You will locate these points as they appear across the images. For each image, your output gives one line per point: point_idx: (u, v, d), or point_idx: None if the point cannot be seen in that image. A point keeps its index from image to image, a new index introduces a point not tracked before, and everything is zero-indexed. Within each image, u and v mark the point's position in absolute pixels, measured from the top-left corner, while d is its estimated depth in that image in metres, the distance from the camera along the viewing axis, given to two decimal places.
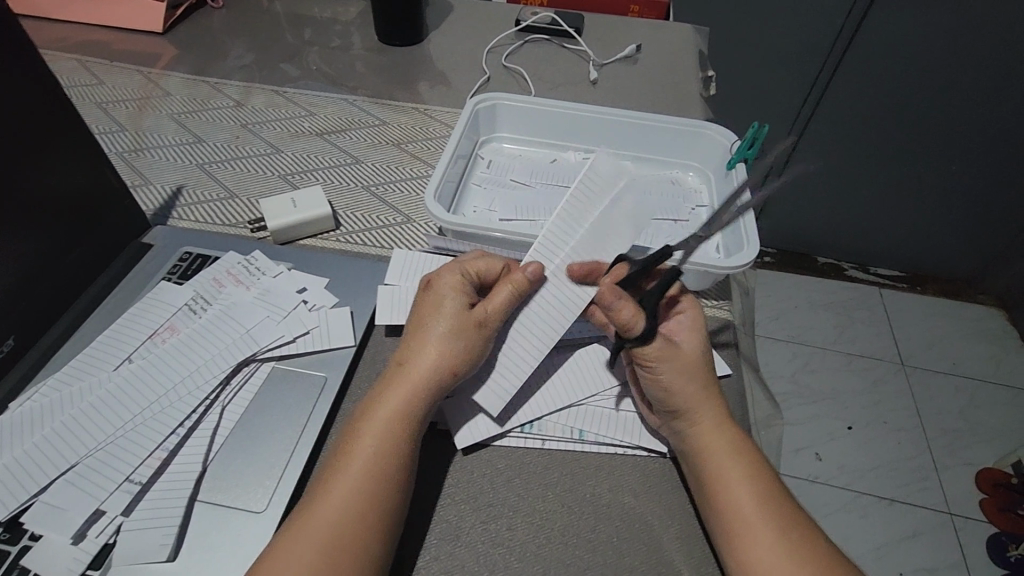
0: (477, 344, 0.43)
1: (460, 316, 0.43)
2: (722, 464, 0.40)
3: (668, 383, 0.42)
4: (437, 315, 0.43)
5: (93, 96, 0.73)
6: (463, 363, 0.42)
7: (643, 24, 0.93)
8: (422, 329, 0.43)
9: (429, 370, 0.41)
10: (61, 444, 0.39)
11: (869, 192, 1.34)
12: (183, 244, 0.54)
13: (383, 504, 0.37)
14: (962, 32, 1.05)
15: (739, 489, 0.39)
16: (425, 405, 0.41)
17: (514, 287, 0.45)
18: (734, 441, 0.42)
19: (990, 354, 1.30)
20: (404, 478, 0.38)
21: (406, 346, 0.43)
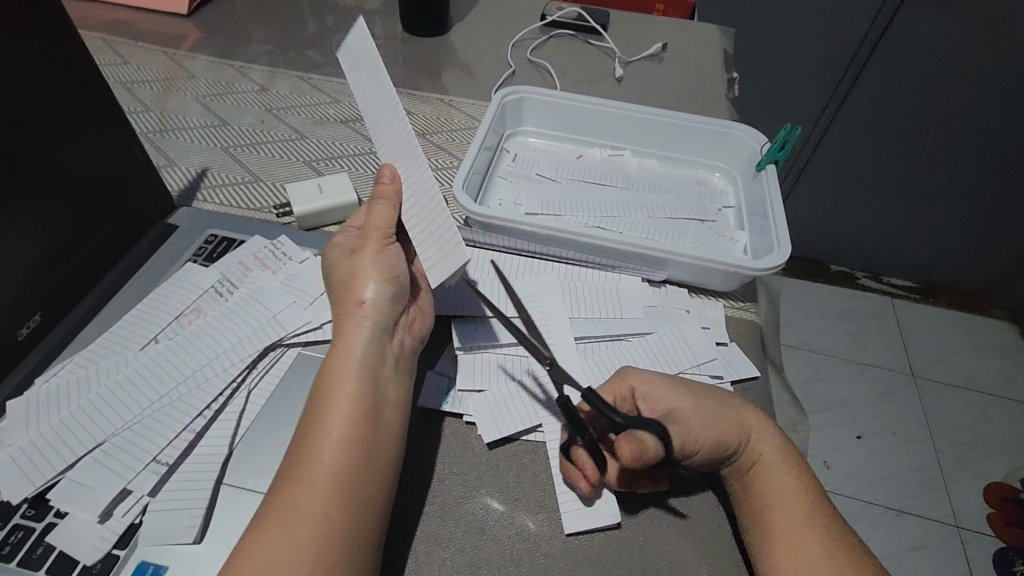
0: (384, 263, 0.41)
1: (348, 259, 0.42)
2: (770, 473, 0.40)
3: (706, 427, 0.40)
4: (339, 279, 0.42)
5: (118, 75, 0.73)
6: (371, 290, 0.40)
7: (669, 23, 0.92)
8: (337, 296, 0.41)
9: (355, 323, 0.39)
10: (87, 422, 0.39)
11: (886, 201, 1.33)
12: (210, 227, 0.54)
13: (366, 480, 0.35)
14: (991, 43, 1.03)
15: (785, 499, 0.39)
16: (372, 347, 0.39)
17: (383, 200, 0.42)
18: (779, 452, 0.41)
19: (1002, 368, 1.29)
20: (384, 448, 0.37)
21: (339, 310, 0.41)
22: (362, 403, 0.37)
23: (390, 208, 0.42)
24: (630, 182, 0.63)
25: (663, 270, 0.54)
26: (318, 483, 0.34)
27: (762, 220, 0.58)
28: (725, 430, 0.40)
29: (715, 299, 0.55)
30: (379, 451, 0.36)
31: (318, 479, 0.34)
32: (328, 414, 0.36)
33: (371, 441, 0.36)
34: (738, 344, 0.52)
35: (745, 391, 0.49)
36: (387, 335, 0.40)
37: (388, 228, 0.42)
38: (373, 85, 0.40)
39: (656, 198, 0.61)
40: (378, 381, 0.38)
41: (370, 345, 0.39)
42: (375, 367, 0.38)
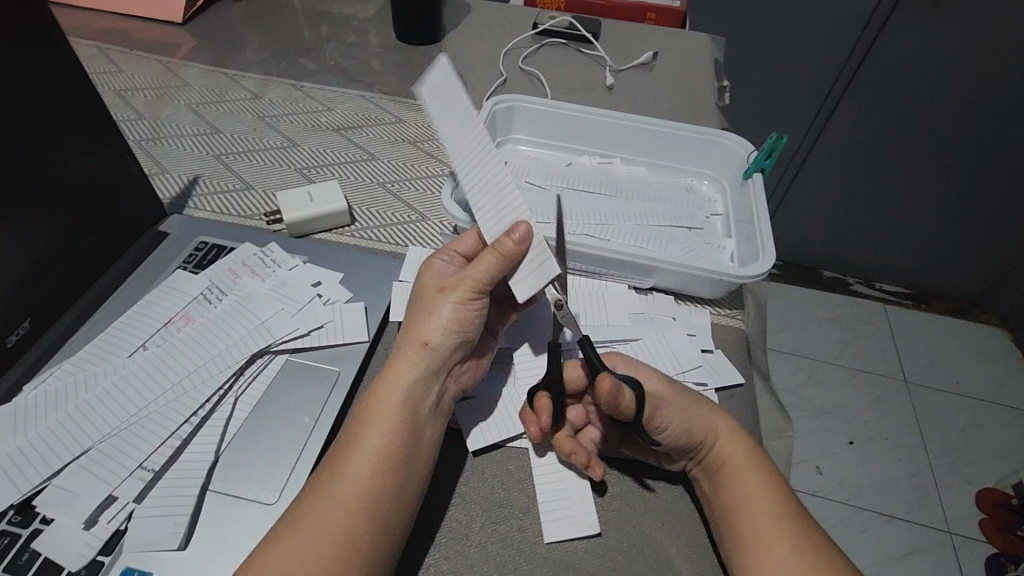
0: (462, 312, 0.41)
1: (436, 293, 0.42)
2: (745, 484, 0.40)
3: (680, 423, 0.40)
4: (421, 305, 0.42)
5: (112, 84, 0.74)
6: (438, 332, 0.40)
7: (660, 32, 0.93)
8: (409, 321, 0.42)
9: (412, 358, 0.40)
10: (74, 429, 0.39)
11: (877, 207, 1.34)
12: (200, 234, 0.54)
13: (393, 501, 0.36)
14: (979, 52, 1.04)
15: (756, 502, 0.39)
16: (417, 391, 0.39)
17: (496, 254, 0.40)
18: (748, 453, 0.41)
19: (993, 374, 1.30)
20: (416, 475, 0.37)
21: (401, 340, 0.41)
22: (401, 430, 0.37)
23: (498, 265, 0.40)
24: (619, 190, 0.64)
25: (651, 277, 0.54)
26: (346, 500, 0.35)
27: (748, 228, 0.58)
28: (693, 425, 0.40)
29: (701, 307, 0.56)
30: (409, 478, 0.37)
31: (343, 495, 0.35)
32: (369, 434, 0.37)
33: (404, 467, 0.37)
34: (723, 351, 0.52)
35: (731, 399, 0.49)
36: (436, 380, 0.40)
37: (483, 285, 0.41)
38: (452, 104, 0.43)
39: (644, 206, 0.62)
40: (417, 420, 0.38)
41: (415, 387, 0.39)
42: (415, 410, 0.39)
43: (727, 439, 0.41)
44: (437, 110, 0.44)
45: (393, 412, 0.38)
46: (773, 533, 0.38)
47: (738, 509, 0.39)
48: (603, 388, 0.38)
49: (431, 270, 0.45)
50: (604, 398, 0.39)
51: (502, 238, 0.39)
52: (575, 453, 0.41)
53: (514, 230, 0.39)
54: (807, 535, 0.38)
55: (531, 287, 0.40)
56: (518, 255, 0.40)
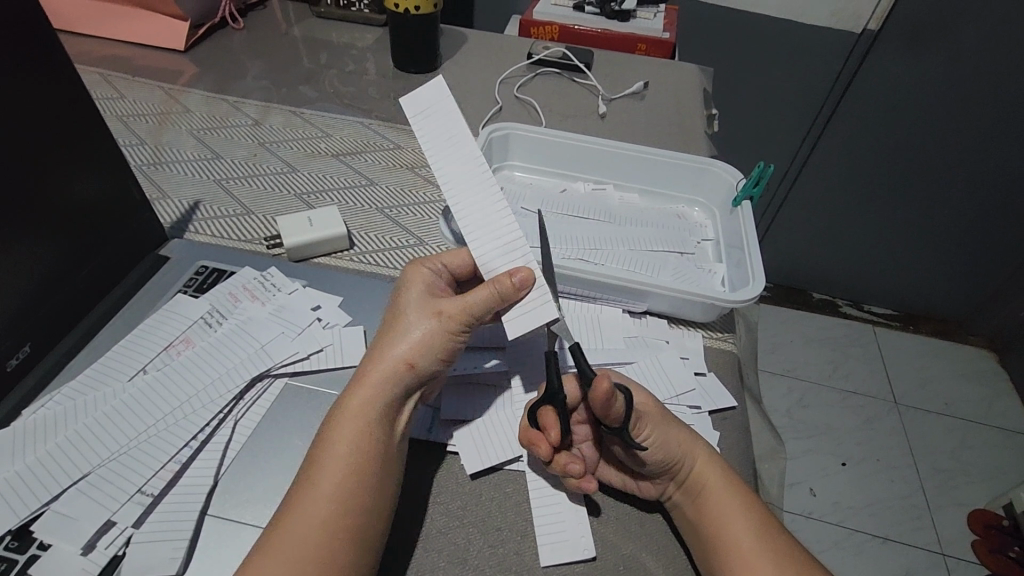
0: (448, 342, 0.41)
1: (426, 308, 0.42)
2: (729, 506, 0.41)
3: (657, 440, 0.41)
4: (405, 316, 0.42)
5: (115, 109, 0.75)
6: (422, 354, 0.40)
7: (650, 63, 0.96)
8: (389, 330, 0.41)
9: (390, 375, 0.40)
10: (73, 453, 0.39)
11: (863, 231, 1.37)
12: (201, 259, 0.55)
13: (362, 526, 0.36)
14: (957, 82, 1.08)
15: (735, 522, 0.40)
16: (386, 411, 0.39)
17: (494, 292, 0.40)
18: (724, 474, 0.42)
19: (981, 396, 1.31)
20: (382, 498, 0.37)
21: (376, 350, 0.41)
22: (367, 452, 0.37)
23: (494, 303, 0.40)
24: (612, 215, 0.66)
25: (644, 301, 0.55)
26: (313, 519, 0.35)
27: (739, 253, 0.60)
28: (670, 446, 0.41)
29: (694, 330, 0.57)
30: (377, 499, 0.37)
31: (310, 514, 0.35)
32: (331, 452, 0.37)
33: (371, 489, 0.37)
34: (716, 374, 0.53)
35: (724, 421, 0.50)
36: (405, 399, 0.41)
37: (474, 321, 0.41)
38: (440, 113, 0.43)
39: (638, 232, 0.63)
40: (385, 441, 0.39)
41: (385, 407, 0.39)
42: (384, 432, 0.39)
43: (708, 465, 0.42)
44: (426, 125, 0.42)
45: (360, 431, 0.38)
46: (757, 553, 0.39)
47: (722, 531, 0.39)
48: (599, 388, 0.38)
49: (421, 278, 0.44)
50: (599, 399, 0.38)
51: (503, 278, 0.40)
52: (570, 463, 0.40)
53: (517, 273, 0.40)
54: (794, 554, 0.40)
55: (524, 326, 0.41)
56: (513, 296, 0.40)
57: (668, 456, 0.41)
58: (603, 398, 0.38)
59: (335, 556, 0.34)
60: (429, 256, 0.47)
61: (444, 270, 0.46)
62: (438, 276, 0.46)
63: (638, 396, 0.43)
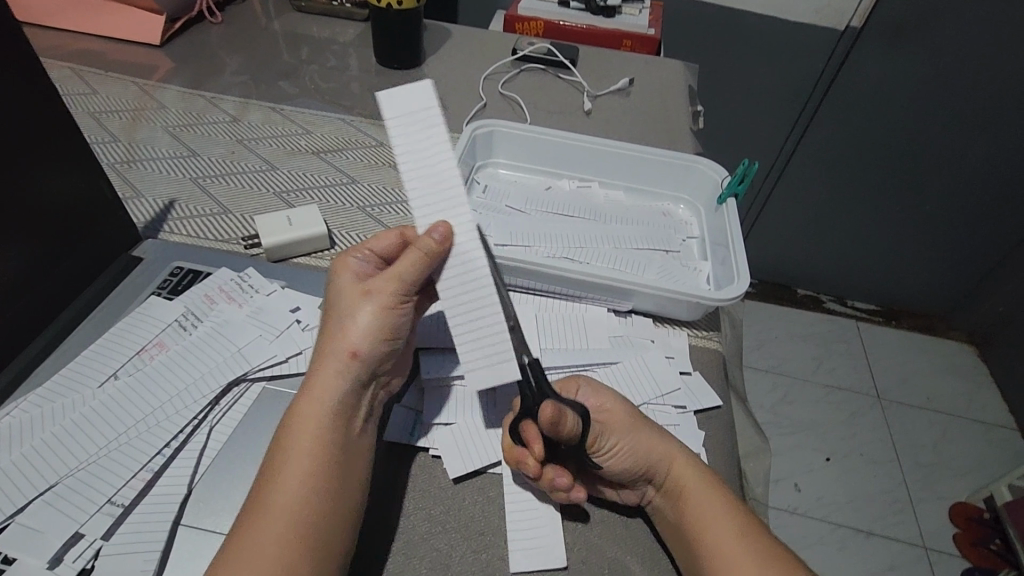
0: (386, 319, 0.40)
1: (358, 295, 0.41)
2: (709, 508, 0.40)
3: (629, 447, 0.41)
4: (341, 309, 0.41)
5: (87, 105, 0.73)
6: (363, 339, 0.39)
7: (635, 60, 0.95)
8: (330, 326, 0.40)
9: (339, 367, 0.39)
10: (40, 463, 0.37)
11: (847, 228, 1.38)
12: (175, 259, 0.54)
13: (326, 536, 0.35)
14: (938, 79, 1.09)
15: (718, 526, 0.39)
16: (344, 404, 0.39)
17: (418, 255, 0.39)
18: (703, 476, 0.42)
19: (962, 389, 1.33)
20: (347, 505, 0.37)
21: (324, 343, 0.40)
22: (326, 457, 0.37)
23: (420, 266, 0.39)
24: (597, 213, 0.65)
25: (628, 300, 0.55)
26: (279, 530, 0.34)
27: (723, 251, 0.60)
28: (639, 452, 0.41)
29: (679, 329, 0.57)
30: (338, 504, 0.36)
31: (273, 526, 0.34)
32: (291, 460, 0.36)
33: (334, 497, 0.36)
34: (701, 373, 0.53)
35: (710, 420, 0.50)
36: (361, 390, 0.40)
37: (405, 286, 0.40)
38: (425, 137, 0.40)
39: (623, 229, 0.63)
40: (344, 441, 0.38)
41: (339, 406, 0.38)
42: (340, 431, 0.38)
43: (685, 467, 0.42)
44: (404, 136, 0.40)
45: (319, 436, 0.37)
46: (740, 556, 0.38)
47: (705, 535, 0.39)
48: (544, 413, 0.39)
49: (347, 267, 0.43)
50: (545, 424, 0.40)
51: (424, 238, 0.39)
52: (558, 477, 0.40)
53: (435, 229, 0.39)
54: (778, 554, 0.39)
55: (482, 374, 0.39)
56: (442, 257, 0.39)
57: (640, 463, 0.41)
58: (549, 422, 0.40)
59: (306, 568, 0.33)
60: (359, 246, 0.45)
61: (376, 256, 0.45)
62: (367, 262, 0.44)
63: (610, 404, 0.43)
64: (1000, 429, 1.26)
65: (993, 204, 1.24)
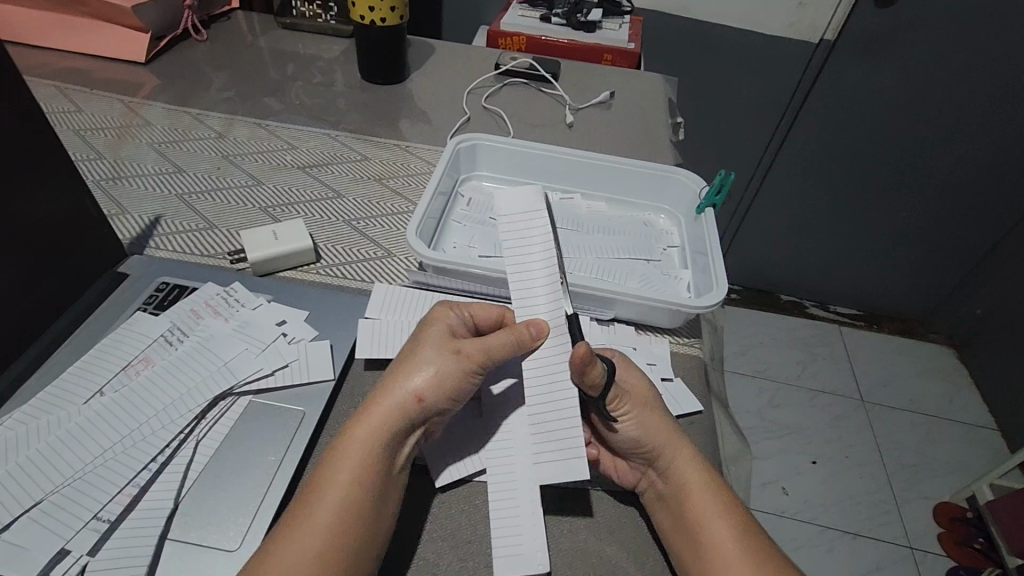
0: (459, 380, 0.42)
1: (445, 345, 0.42)
2: (709, 506, 0.42)
3: (638, 422, 0.44)
4: (422, 350, 0.42)
5: (71, 122, 0.73)
6: (433, 390, 0.40)
7: (617, 73, 0.98)
8: (405, 360, 0.42)
9: (401, 405, 0.40)
10: (26, 479, 0.38)
11: (826, 235, 1.41)
12: (160, 275, 0.54)
13: (354, 557, 0.36)
14: (909, 89, 1.12)
15: (717, 524, 0.41)
16: (389, 444, 0.39)
17: (515, 338, 0.43)
18: (706, 477, 0.43)
19: (942, 391, 1.36)
20: (378, 531, 0.38)
21: (387, 376, 0.42)
22: (363, 482, 0.38)
23: (513, 348, 0.43)
24: (579, 223, 0.66)
25: (612, 308, 0.56)
26: (310, 548, 0.35)
27: (703, 259, 0.61)
28: (647, 430, 0.44)
29: (661, 336, 0.58)
30: (369, 534, 0.37)
31: (302, 541, 0.35)
32: (332, 481, 0.38)
33: (367, 522, 0.37)
34: (682, 379, 0.54)
35: (691, 425, 0.51)
36: (409, 434, 0.41)
37: (490, 364, 0.42)
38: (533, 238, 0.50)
39: (604, 239, 0.64)
40: (386, 476, 0.39)
41: (390, 441, 0.39)
42: (384, 466, 0.39)
43: (689, 460, 0.44)
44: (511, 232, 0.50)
45: (364, 465, 0.38)
46: (733, 552, 0.40)
47: (704, 532, 0.41)
48: (578, 353, 0.41)
49: (441, 316, 0.45)
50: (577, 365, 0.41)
51: (523, 327, 0.44)
52: None
53: (534, 323, 0.44)
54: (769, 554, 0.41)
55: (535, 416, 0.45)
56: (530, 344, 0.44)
57: (646, 440, 0.44)
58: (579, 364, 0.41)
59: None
60: (465, 306, 0.47)
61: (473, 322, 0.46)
62: (463, 320, 0.46)
63: (630, 381, 0.46)
64: (980, 429, 1.28)
65: (966, 209, 1.27)
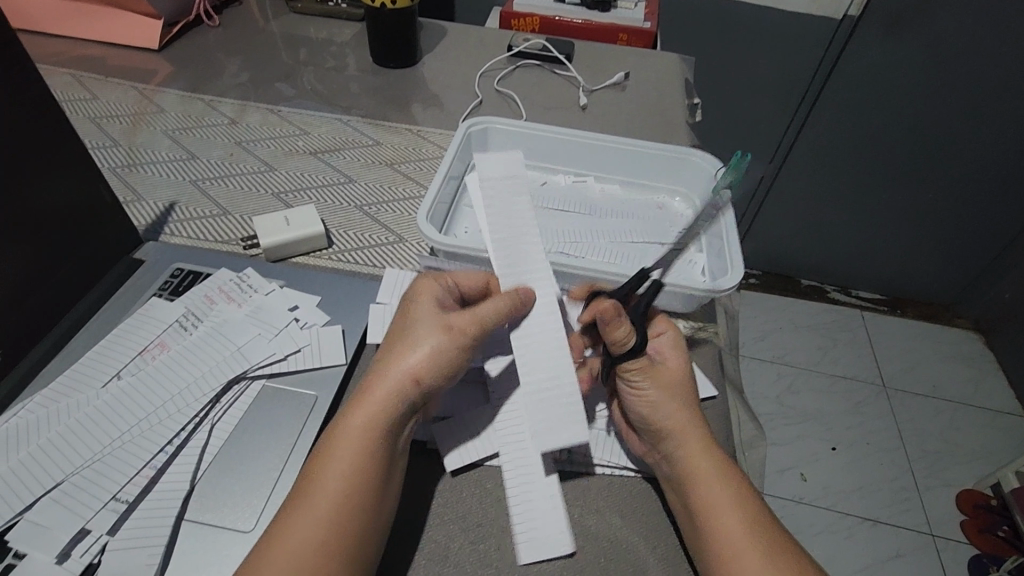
0: (453, 355, 0.41)
1: (436, 323, 0.42)
2: (718, 493, 0.41)
3: (651, 401, 0.44)
4: (415, 330, 0.42)
5: (87, 111, 0.73)
6: (428, 369, 0.41)
7: (632, 53, 0.96)
8: (399, 341, 0.42)
9: (397, 389, 0.40)
10: (48, 461, 0.39)
11: (850, 219, 1.37)
12: (175, 261, 0.54)
13: (359, 540, 0.36)
14: (938, 65, 1.08)
15: (727, 513, 0.40)
16: (387, 428, 0.39)
17: (505, 305, 0.43)
18: (717, 462, 0.42)
19: (967, 376, 1.33)
20: (381, 513, 0.38)
21: (383, 357, 0.42)
22: (363, 466, 0.38)
23: (504, 314, 0.43)
24: (592, 207, 0.66)
25: None
26: (313, 534, 0.35)
27: (718, 242, 0.60)
28: (660, 411, 0.43)
29: (675, 320, 0.57)
30: (373, 517, 0.37)
31: (304, 529, 0.35)
32: (333, 466, 0.38)
33: (370, 506, 0.37)
34: (696, 364, 0.53)
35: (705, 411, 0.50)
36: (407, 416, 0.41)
37: (482, 335, 0.42)
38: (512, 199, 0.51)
39: (617, 223, 0.63)
40: (387, 459, 0.39)
41: (389, 424, 0.39)
42: (385, 449, 0.39)
43: (700, 446, 0.42)
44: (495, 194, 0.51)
45: (362, 449, 0.38)
46: (742, 541, 0.39)
47: (713, 520, 0.40)
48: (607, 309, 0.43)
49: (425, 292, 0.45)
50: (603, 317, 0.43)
51: (511, 291, 0.43)
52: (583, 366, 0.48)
53: (521, 289, 0.44)
54: (783, 542, 0.40)
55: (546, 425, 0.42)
56: (520, 311, 0.44)
57: (656, 420, 0.43)
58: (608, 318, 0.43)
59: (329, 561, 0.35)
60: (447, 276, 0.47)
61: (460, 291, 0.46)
62: (445, 289, 0.46)
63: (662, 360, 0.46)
64: (1006, 416, 1.25)
65: (996, 190, 1.23)
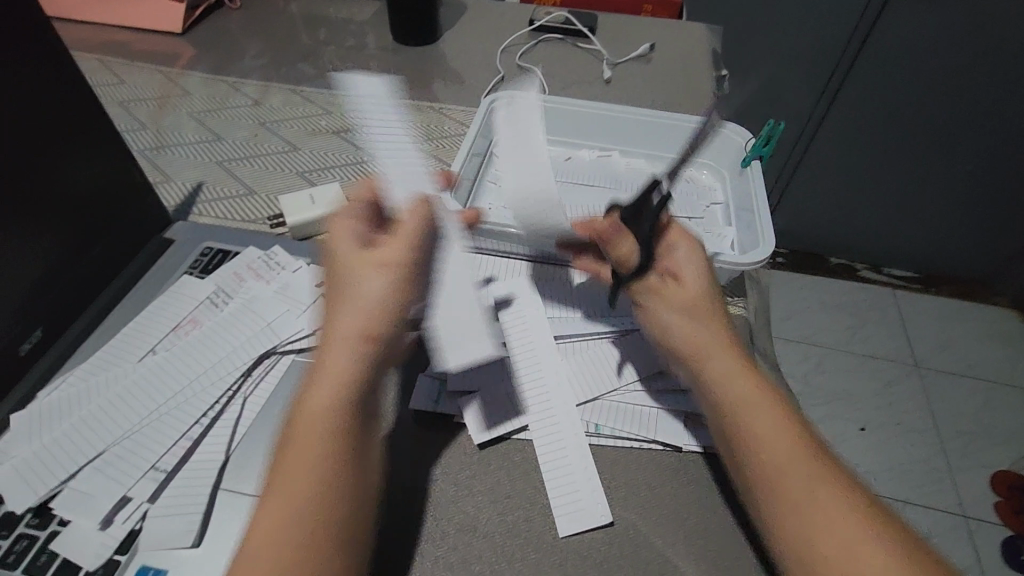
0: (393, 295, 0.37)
1: (369, 265, 0.38)
2: (762, 422, 0.38)
3: (670, 321, 0.43)
4: (350, 276, 0.38)
5: (114, 94, 0.74)
6: (373, 315, 0.37)
7: (657, 25, 0.93)
8: (337, 295, 0.38)
9: (350, 345, 0.36)
10: (90, 433, 0.40)
11: (884, 195, 1.33)
12: (204, 240, 0.55)
13: (346, 503, 0.34)
14: (980, 30, 1.03)
15: (780, 448, 0.37)
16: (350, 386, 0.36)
17: (416, 229, 0.39)
18: (761, 390, 0.39)
19: (1005, 356, 1.29)
20: (360, 474, 0.35)
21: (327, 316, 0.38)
22: (332, 433, 0.35)
23: (418, 239, 0.39)
24: (618, 182, 0.65)
25: None
26: (293, 509, 0.32)
27: (748, 215, 0.59)
28: (682, 331, 0.42)
29: None
30: (355, 477, 0.34)
31: (282, 508, 0.33)
32: (300, 437, 0.34)
33: (347, 468, 0.34)
34: None
35: None
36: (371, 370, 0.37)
37: (414, 265, 0.38)
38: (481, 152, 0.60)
39: None
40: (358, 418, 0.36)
41: (349, 382, 0.36)
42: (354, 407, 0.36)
43: (733, 368, 0.40)
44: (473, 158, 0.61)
45: (328, 414, 0.35)
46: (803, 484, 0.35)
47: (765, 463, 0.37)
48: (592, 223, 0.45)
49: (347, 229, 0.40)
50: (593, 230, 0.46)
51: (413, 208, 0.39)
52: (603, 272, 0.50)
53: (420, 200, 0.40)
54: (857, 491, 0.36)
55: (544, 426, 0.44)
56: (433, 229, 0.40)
57: (679, 342, 0.42)
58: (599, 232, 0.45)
59: (314, 531, 0.32)
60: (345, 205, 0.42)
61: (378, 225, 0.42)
62: (365, 226, 0.41)
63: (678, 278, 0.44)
64: None
65: None
